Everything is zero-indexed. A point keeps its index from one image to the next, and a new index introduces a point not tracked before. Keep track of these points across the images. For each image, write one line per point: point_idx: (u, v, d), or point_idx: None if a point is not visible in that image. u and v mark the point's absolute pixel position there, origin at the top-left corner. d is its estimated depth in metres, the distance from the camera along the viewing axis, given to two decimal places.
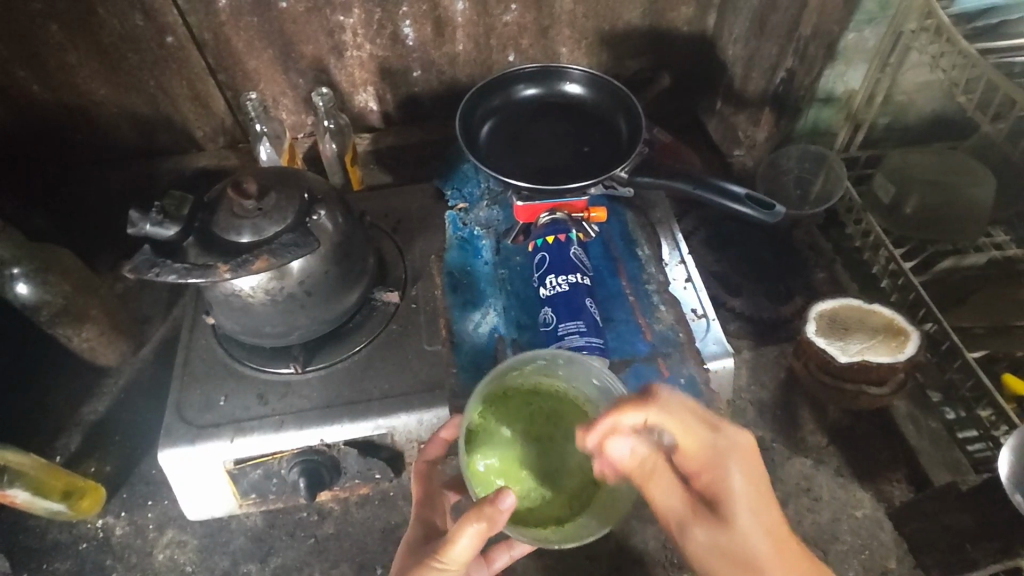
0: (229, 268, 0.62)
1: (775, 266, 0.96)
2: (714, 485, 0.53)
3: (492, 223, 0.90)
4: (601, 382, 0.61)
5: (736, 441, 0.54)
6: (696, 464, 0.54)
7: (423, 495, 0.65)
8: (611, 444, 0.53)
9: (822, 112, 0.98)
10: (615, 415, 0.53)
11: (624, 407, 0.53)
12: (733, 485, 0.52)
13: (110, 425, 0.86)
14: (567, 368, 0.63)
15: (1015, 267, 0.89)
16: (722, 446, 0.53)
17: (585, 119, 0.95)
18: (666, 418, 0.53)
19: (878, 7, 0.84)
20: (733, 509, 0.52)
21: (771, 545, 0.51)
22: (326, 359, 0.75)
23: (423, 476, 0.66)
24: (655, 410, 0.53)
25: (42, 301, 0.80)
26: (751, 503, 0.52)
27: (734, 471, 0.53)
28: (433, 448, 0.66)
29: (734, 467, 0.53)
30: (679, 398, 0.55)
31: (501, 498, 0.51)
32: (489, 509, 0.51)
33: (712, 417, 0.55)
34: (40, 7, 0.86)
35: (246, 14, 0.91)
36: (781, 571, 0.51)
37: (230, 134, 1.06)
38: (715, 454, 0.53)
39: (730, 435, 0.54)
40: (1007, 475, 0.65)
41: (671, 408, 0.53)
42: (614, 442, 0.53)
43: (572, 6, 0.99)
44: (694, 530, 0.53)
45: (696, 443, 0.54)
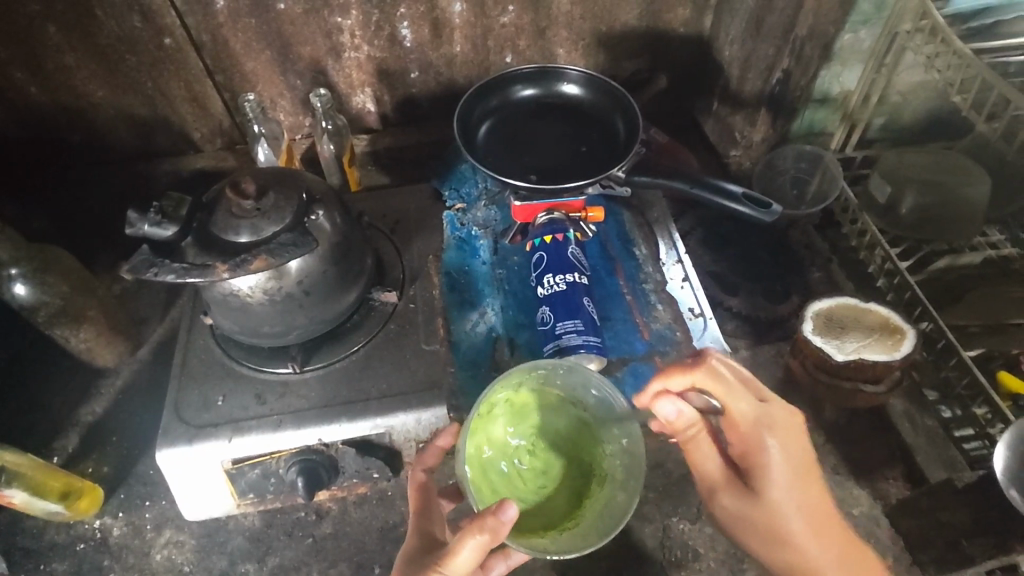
0: (227, 267, 0.63)
1: (772, 266, 0.96)
2: (751, 454, 0.64)
3: (490, 223, 0.91)
4: (600, 393, 0.62)
5: (778, 416, 0.64)
6: (738, 435, 0.65)
7: (420, 504, 0.64)
8: (658, 405, 0.62)
9: (818, 113, 0.99)
10: (662, 380, 0.66)
11: (672, 373, 0.67)
12: (770, 456, 0.63)
13: (108, 425, 0.86)
14: (566, 378, 0.63)
15: (1013, 266, 0.90)
16: (766, 419, 0.64)
17: (582, 119, 0.95)
18: (714, 384, 0.65)
19: (873, 8, 0.84)
20: (763, 472, 0.63)
21: (797, 512, 0.61)
22: (324, 359, 0.75)
23: (421, 484, 0.65)
24: (703, 375, 0.65)
25: (40, 302, 0.80)
26: (785, 473, 0.62)
27: (774, 444, 0.63)
28: (432, 455, 0.65)
29: (773, 440, 0.63)
30: (731, 372, 0.66)
31: (503, 509, 0.52)
32: (491, 521, 0.52)
33: (761, 391, 0.65)
34: (38, 8, 0.86)
35: (245, 15, 0.92)
36: (806, 534, 0.61)
37: (228, 135, 1.07)
38: (757, 427, 0.63)
39: (773, 410, 0.64)
40: (1004, 471, 0.67)
41: (720, 377, 0.65)
42: (663, 404, 0.62)
43: (570, 7, 0.99)
44: (725, 491, 0.64)
45: (743, 415, 0.64)
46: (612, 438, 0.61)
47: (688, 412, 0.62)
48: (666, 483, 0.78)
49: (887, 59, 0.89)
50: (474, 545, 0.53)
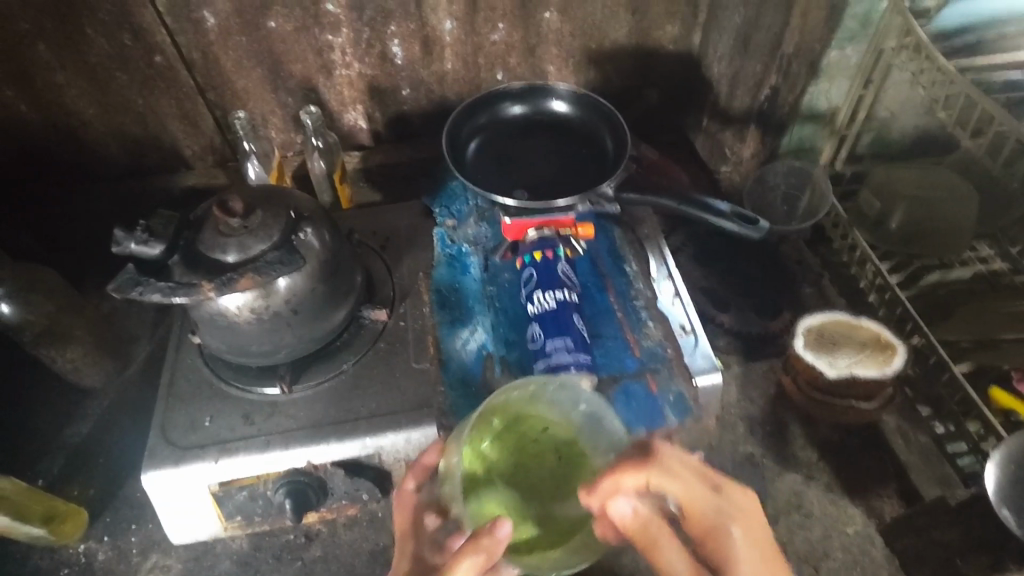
0: (213, 286, 0.62)
1: (763, 282, 0.96)
2: (715, 546, 0.56)
3: (480, 239, 0.91)
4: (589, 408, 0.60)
5: (737, 497, 0.57)
6: (699, 528, 0.57)
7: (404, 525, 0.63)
8: (611, 505, 0.52)
9: (805, 129, 1.01)
10: (613, 477, 0.51)
11: (622, 469, 0.52)
12: (734, 545, 0.55)
13: (95, 446, 0.84)
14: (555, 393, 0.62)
15: (1001, 282, 0.89)
16: (723, 508, 0.56)
17: (571, 136, 0.96)
18: (673, 482, 0.53)
19: (859, 24, 0.87)
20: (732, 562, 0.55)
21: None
22: (313, 378, 0.75)
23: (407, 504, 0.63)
24: (657, 472, 0.52)
25: (26, 322, 0.80)
26: (753, 561, 0.55)
27: (736, 530, 0.56)
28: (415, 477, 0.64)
29: (734, 528, 0.56)
30: (681, 459, 0.55)
31: (498, 527, 0.51)
32: (486, 540, 0.51)
33: (713, 478, 0.57)
34: (28, 27, 0.86)
35: (234, 33, 0.92)
36: None
37: (219, 152, 1.06)
38: (716, 515, 0.56)
39: (730, 498, 0.57)
40: (994, 489, 0.68)
41: (673, 468, 0.53)
42: (616, 502, 0.52)
43: (559, 25, 1.00)
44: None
45: (703, 508, 0.56)
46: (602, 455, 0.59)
47: (642, 509, 0.53)
48: None
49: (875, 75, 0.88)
50: (470, 565, 0.52)
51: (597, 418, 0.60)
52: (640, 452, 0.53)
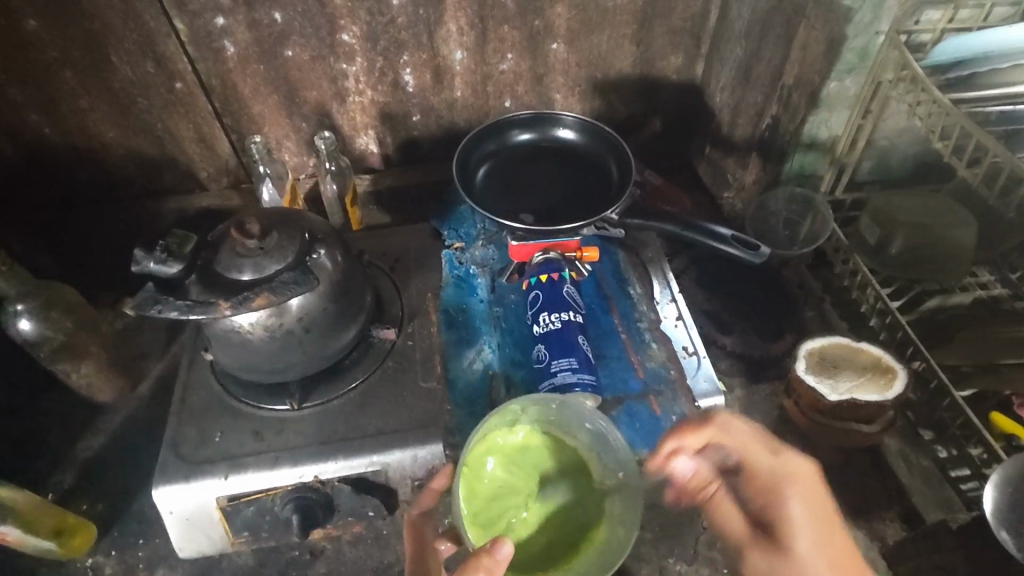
0: (229, 305, 0.64)
1: (764, 306, 0.98)
2: (772, 507, 0.62)
3: (487, 262, 0.93)
4: (594, 427, 0.64)
5: (791, 466, 0.63)
6: (758, 488, 0.63)
7: (416, 545, 0.65)
8: (672, 462, 0.66)
9: (807, 157, 0.99)
10: (676, 439, 0.66)
11: (686, 431, 0.66)
12: (790, 510, 0.61)
13: (106, 461, 0.86)
14: (560, 412, 0.65)
15: (1002, 307, 0.91)
16: (781, 473, 0.63)
17: (577, 163, 0.98)
18: (727, 438, 0.65)
19: (857, 58, 0.85)
20: (789, 526, 0.60)
21: (824, 565, 0.58)
22: (322, 396, 0.76)
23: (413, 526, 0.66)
24: (713, 430, 0.65)
25: (44, 337, 0.82)
26: (807, 528, 0.60)
27: (791, 496, 0.61)
28: (426, 497, 0.68)
29: (792, 494, 0.61)
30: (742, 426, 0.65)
31: (497, 548, 0.52)
32: (485, 561, 0.52)
33: (772, 443, 0.64)
34: (56, 55, 0.89)
35: (253, 61, 0.95)
36: None
37: (233, 175, 1.10)
38: (774, 476, 0.63)
39: (788, 462, 0.63)
40: (991, 511, 0.66)
41: (730, 431, 0.65)
42: (676, 460, 0.66)
43: (565, 56, 1.03)
44: (750, 548, 0.63)
45: (759, 470, 0.63)
46: (608, 472, 0.63)
47: (704, 467, 0.67)
48: (661, 522, 0.78)
49: (873, 105, 0.90)
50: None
51: (603, 437, 0.64)
52: (699, 416, 0.67)
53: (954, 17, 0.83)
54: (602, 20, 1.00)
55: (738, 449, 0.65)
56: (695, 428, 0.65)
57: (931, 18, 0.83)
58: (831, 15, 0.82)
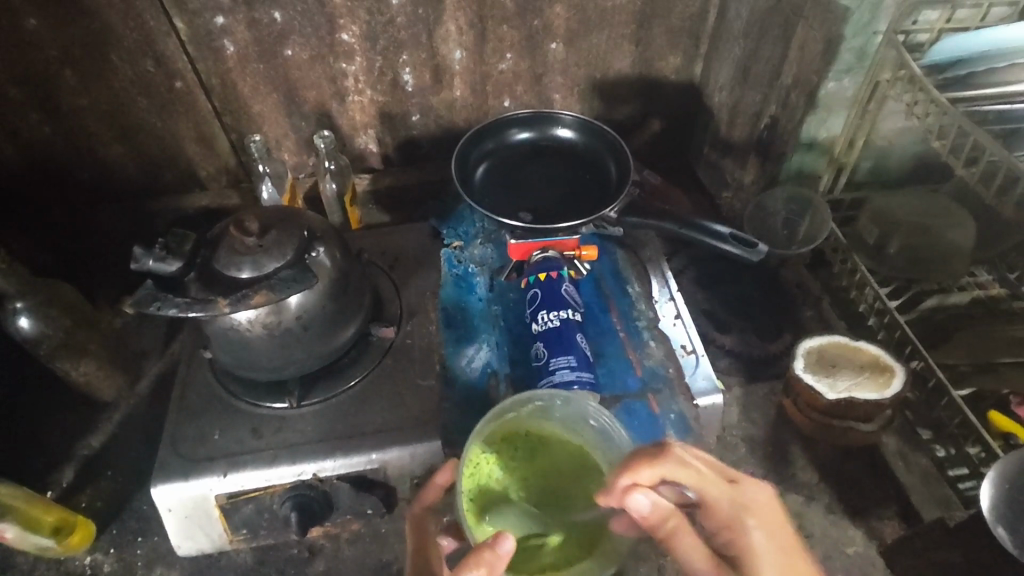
0: (229, 302, 0.64)
1: (763, 306, 0.98)
2: (735, 537, 0.59)
3: (486, 261, 0.93)
4: (598, 424, 0.63)
5: (753, 495, 0.60)
6: (718, 520, 0.60)
7: (418, 543, 0.62)
8: (632, 501, 0.54)
9: (807, 157, 0.98)
10: (631, 474, 0.56)
11: (640, 465, 0.56)
12: (752, 539, 0.58)
13: (106, 459, 0.86)
14: (563, 410, 0.64)
15: (1000, 306, 0.91)
16: (740, 502, 0.59)
17: (576, 162, 0.98)
18: (684, 473, 0.58)
19: (855, 58, 0.85)
20: (754, 555, 0.58)
21: None
22: (321, 395, 0.76)
23: (417, 524, 0.63)
24: (672, 466, 0.57)
25: (43, 335, 0.82)
26: (772, 555, 0.58)
27: (753, 526, 0.59)
28: (432, 491, 0.63)
29: (753, 523, 0.59)
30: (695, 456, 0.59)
31: (499, 542, 0.52)
32: (488, 554, 0.51)
33: (730, 472, 0.61)
34: (56, 54, 0.89)
35: (253, 60, 0.96)
36: None
37: (233, 174, 1.10)
38: (735, 509, 0.59)
39: (748, 491, 0.60)
40: (988, 508, 0.67)
41: (688, 465, 0.58)
42: (635, 498, 0.54)
43: (565, 56, 1.04)
44: None
45: (720, 503, 0.59)
46: (612, 472, 0.61)
47: (661, 503, 0.56)
48: None
49: (871, 105, 0.91)
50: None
51: (608, 435, 0.62)
52: (655, 448, 0.58)
53: (952, 16, 0.83)
54: (600, 20, 1.00)
55: (700, 486, 0.58)
56: (654, 463, 0.56)
57: (930, 17, 0.83)
58: (828, 15, 0.83)
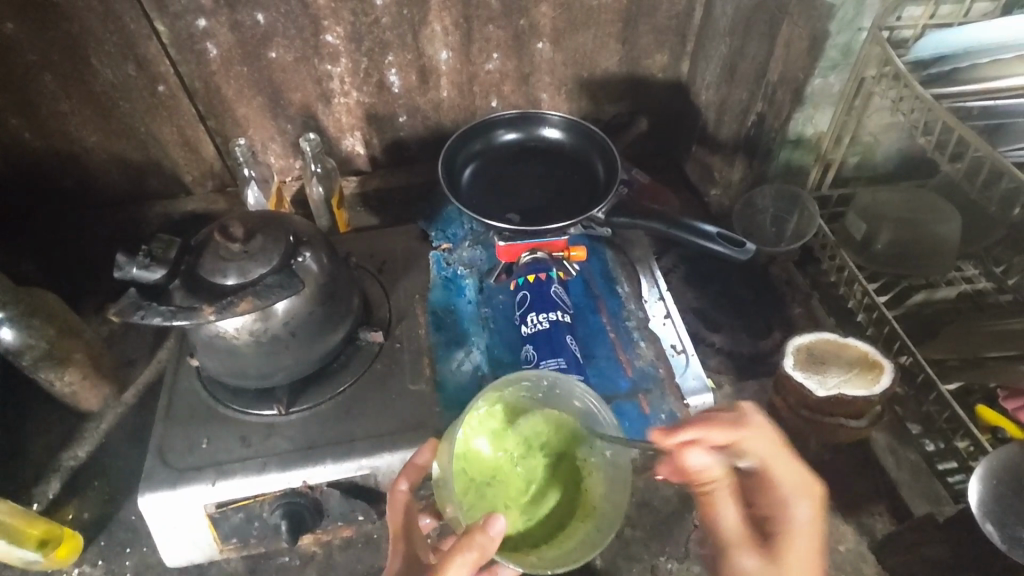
0: (213, 309, 0.63)
1: (753, 303, 0.98)
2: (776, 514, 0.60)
3: (475, 263, 0.93)
4: (585, 405, 0.62)
5: (809, 485, 0.60)
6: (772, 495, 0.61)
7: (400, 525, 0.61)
8: (687, 454, 0.58)
9: (795, 153, 0.98)
10: (700, 429, 0.60)
11: (715, 424, 0.60)
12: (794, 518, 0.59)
13: (92, 470, 0.85)
14: (548, 393, 0.63)
15: (985, 299, 0.92)
16: (800, 484, 0.60)
17: (564, 162, 0.98)
18: (758, 442, 0.61)
19: (840, 54, 0.85)
20: (790, 534, 0.58)
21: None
22: (310, 401, 0.76)
23: (399, 504, 0.61)
24: (748, 433, 0.61)
25: (26, 345, 0.81)
26: (809, 543, 0.58)
27: (801, 508, 0.59)
28: (408, 472, 0.63)
29: (801, 505, 0.59)
30: (772, 430, 0.62)
31: (491, 524, 0.51)
32: (480, 537, 0.51)
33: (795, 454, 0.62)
34: (35, 59, 0.88)
35: (237, 63, 0.94)
36: None
37: (218, 178, 1.08)
38: (790, 488, 0.60)
39: (809, 479, 0.61)
40: (977, 504, 0.67)
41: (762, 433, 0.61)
42: (692, 452, 0.59)
43: (551, 55, 1.03)
44: (741, 550, 0.58)
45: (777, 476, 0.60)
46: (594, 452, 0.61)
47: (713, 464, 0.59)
48: (652, 521, 0.78)
49: (857, 101, 0.90)
50: (462, 565, 0.51)
51: (590, 415, 0.62)
52: (733, 412, 0.62)
53: (936, 13, 0.84)
54: (586, 19, 0.99)
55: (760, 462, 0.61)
56: (727, 422, 0.61)
57: (913, 14, 0.84)
58: (814, 12, 0.83)
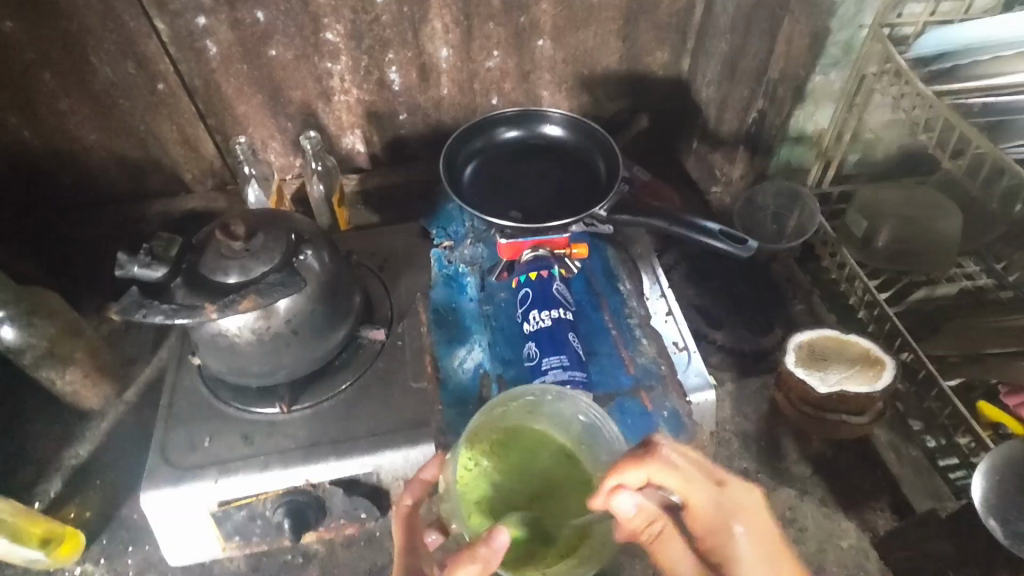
0: (216, 307, 0.63)
1: (754, 300, 0.98)
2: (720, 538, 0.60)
3: (476, 261, 0.91)
4: (588, 419, 0.62)
5: (739, 495, 0.60)
6: (707, 519, 0.60)
7: (405, 541, 0.63)
8: (614, 503, 0.54)
9: (795, 150, 0.99)
10: (618, 476, 0.54)
11: (626, 466, 0.55)
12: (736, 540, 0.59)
13: (93, 468, 0.85)
14: (552, 405, 0.63)
15: (987, 296, 0.92)
16: (729, 504, 0.59)
17: (565, 160, 0.98)
18: (676, 473, 0.57)
19: (842, 51, 0.86)
20: (734, 557, 0.59)
21: None
22: (312, 399, 0.76)
23: (404, 518, 0.64)
24: (662, 467, 0.56)
25: (26, 344, 0.80)
26: (754, 557, 0.59)
27: (739, 528, 0.59)
28: (411, 488, 0.64)
29: (739, 524, 0.59)
30: (684, 458, 0.59)
31: (494, 538, 0.51)
32: (484, 550, 0.51)
33: (717, 474, 0.60)
34: (34, 57, 0.88)
35: (237, 61, 0.94)
36: None
37: (218, 176, 1.08)
38: (722, 510, 0.59)
39: (737, 493, 0.60)
40: (979, 499, 0.67)
41: (678, 463, 0.58)
42: (620, 500, 0.54)
43: (552, 52, 1.03)
44: None
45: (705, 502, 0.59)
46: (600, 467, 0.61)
47: (648, 508, 0.56)
48: None
49: (858, 98, 0.90)
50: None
51: (596, 429, 0.62)
52: (643, 448, 0.57)
53: (936, 10, 0.83)
54: (587, 16, 0.99)
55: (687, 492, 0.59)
56: (640, 462, 0.55)
57: (914, 10, 0.83)
58: (815, 9, 0.83)
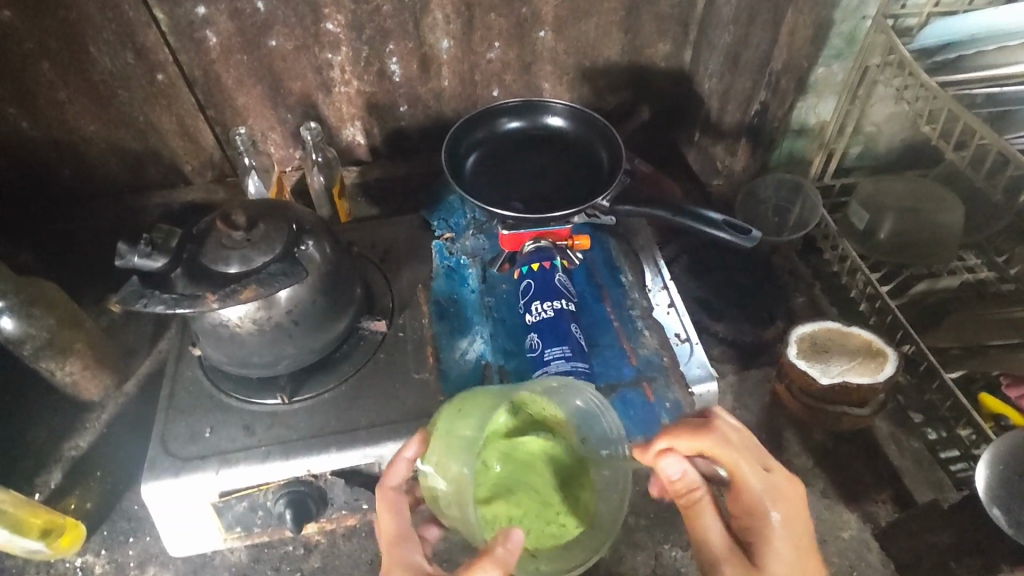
0: (216, 297, 0.63)
1: (756, 293, 0.98)
2: (755, 524, 0.59)
3: (478, 252, 0.92)
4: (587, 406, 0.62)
5: (784, 485, 0.60)
6: (744, 504, 0.60)
7: (395, 530, 0.59)
8: (662, 463, 0.58)
9: (797, 143, 1.02)
10: (669, 439, 0.60)
11: (679, 433, 0.60)
12: (773, 527, 0.58)
13: (93, 460, 0.84)
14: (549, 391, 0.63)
15: (988, 289, 0.92)
16: (772, 488, 0.59)
17: (567, 150, 0.98)
18: (725, 449, 0.59)
19: (844, 43, 0.88)
20: (767, 541, 0.58)
21: None
22: (313, 389, 0.75)
23: (393, 506, 0.60)
24: (714, 439, 0.59)
25: (26, 335, 0.80)
26: (788, 549, 0.57)
27: (778, 514, 0.58)
28: (398, 470, 0.60)
29: (776, 510, 0.58)
30: (738, 433, 0.61)
31: (510, 537, 0.51)
32: (500, 552, 0.50)
33: (765, 459, 0.61)
34: (33, 47, 0.87)
35: (236, 52, 0.94)
36: None
37: (218, 168, 1.08)
38: (763, 491, 0.59)
39: (781, 481, 0.60)
40: (983, 489, 0.68)
41: (729, 440, 0.60)
42: (668, 460, 0.58)
43: (553, 44, 1.03)
44: (725, 564, 0.58)
45: (750, 481, 0.59)
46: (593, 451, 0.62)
47: (693, 472, 0.58)
48: (655, 510, 0.78)
49: (861, 90, 0.90)
50: None
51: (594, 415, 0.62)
52: (700, 418, 0.61)
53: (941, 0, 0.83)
54: (589, 7, 0.99)
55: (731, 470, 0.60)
56: (692, 430, 0.59)
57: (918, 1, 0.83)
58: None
